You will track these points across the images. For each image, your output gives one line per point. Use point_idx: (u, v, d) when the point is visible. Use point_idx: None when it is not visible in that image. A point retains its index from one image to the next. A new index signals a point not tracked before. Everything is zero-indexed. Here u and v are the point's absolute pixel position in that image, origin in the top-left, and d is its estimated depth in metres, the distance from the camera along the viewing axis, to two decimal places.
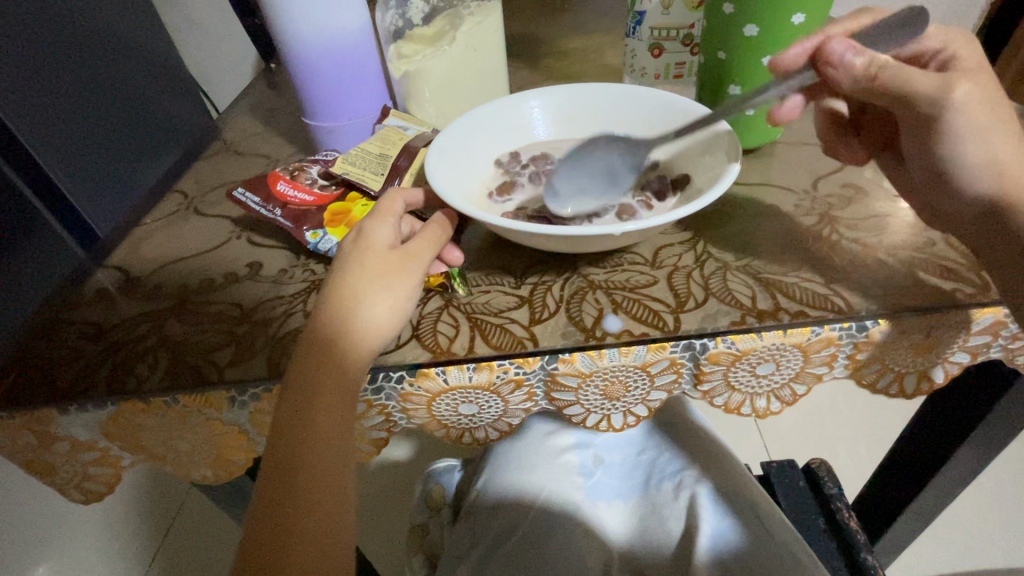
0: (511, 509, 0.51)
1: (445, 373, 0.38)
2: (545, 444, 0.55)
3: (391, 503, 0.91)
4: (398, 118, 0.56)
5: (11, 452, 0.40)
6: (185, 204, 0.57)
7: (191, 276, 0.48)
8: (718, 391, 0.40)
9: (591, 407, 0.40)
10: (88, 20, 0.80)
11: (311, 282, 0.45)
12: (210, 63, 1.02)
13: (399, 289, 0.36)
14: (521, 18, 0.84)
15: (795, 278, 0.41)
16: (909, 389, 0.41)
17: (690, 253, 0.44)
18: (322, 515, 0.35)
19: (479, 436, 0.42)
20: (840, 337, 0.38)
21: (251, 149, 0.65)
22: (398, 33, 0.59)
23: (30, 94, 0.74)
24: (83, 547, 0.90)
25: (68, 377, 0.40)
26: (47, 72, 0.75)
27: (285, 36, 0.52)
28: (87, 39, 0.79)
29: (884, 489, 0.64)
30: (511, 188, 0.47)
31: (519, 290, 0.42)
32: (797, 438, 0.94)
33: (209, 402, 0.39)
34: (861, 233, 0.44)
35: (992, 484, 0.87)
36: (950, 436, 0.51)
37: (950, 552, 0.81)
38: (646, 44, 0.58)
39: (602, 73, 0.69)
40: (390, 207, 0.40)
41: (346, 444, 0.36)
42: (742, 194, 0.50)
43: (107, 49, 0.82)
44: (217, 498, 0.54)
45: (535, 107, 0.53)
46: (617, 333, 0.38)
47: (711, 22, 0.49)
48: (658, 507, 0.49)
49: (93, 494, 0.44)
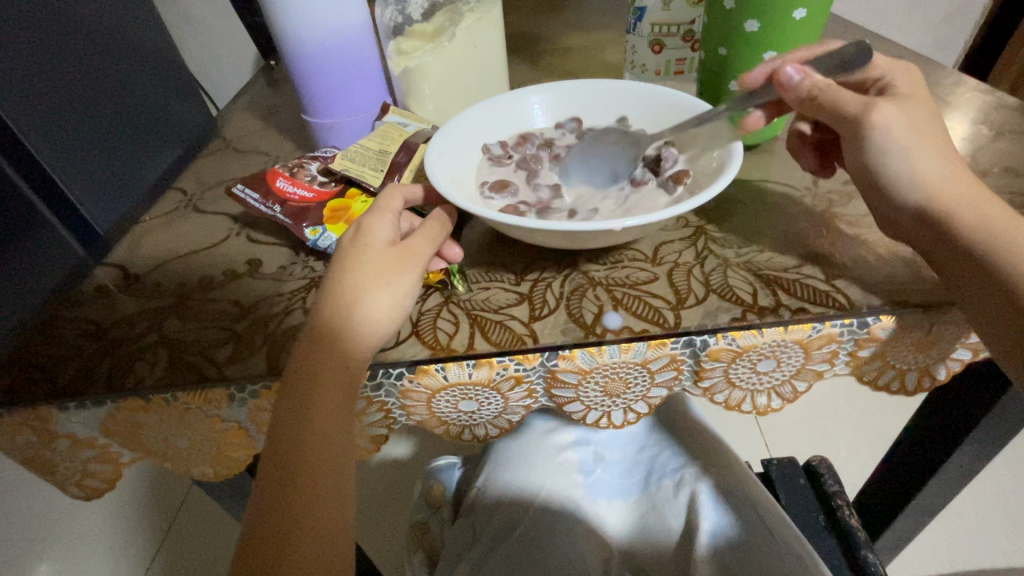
0: (511, 508, 0.51)
1: (445, 369, 0.38)
2: (545, 441, 0.55)
3: (391, 501, 0.91)
4: (396, 114, 0.56)
5: (11, 449, 0.40)
6: (185, 202, 0.57)
7: (191, 273, 0.48)
8: (719, 388, 0.40)
9: (591, 404, 0.40)
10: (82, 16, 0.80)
11: (311, 279, 0.45)
12: (209, 61, 1.02)
13: (398, 285, 0.36)
14: (522, 15, 0.84)
15: (795, 274, 0.40)
16: (911, 386, 0.41)
17: (691, 249, 0.44)
18: (322, 512, 0.34)
19: (478, 433, 0.42)
20: (841, 334, 0.37)
21: (251, 146, 0.65)
22: (398, 29, 0.58)
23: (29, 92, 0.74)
24: (83, 545, 0.90)
25: (67, 373, 0.40)
26: (41, 69, 0.76)
27: (284, 32, 0.51)
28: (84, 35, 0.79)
29: (884, 486, 0.64)
30: (510, 187, 0.46)
31: (519, 286, 0.42)
32: (797, 436, 0.93)
33: (209, 399, 0.39)
34: (861, 229, 0.44)
35: (992, 481, 0.86)
36: (951, 433, 0.51)
37: (951, 550, 0.81)
38: (647, 40, 0.58)
39: (602, 69, 0.69)
40: (389, 204, 0.40)
41: (346, 442, 0.36)
42: (742, 191, 0.50)
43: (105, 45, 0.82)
44: (217, 495, 0.54)
45: (535, 104, 0.53)
46: (618, 329, 0.38)
47: (713, 18, 0.49)
48: (658, 506, 0.49)
49: (92, 490, 0.44)
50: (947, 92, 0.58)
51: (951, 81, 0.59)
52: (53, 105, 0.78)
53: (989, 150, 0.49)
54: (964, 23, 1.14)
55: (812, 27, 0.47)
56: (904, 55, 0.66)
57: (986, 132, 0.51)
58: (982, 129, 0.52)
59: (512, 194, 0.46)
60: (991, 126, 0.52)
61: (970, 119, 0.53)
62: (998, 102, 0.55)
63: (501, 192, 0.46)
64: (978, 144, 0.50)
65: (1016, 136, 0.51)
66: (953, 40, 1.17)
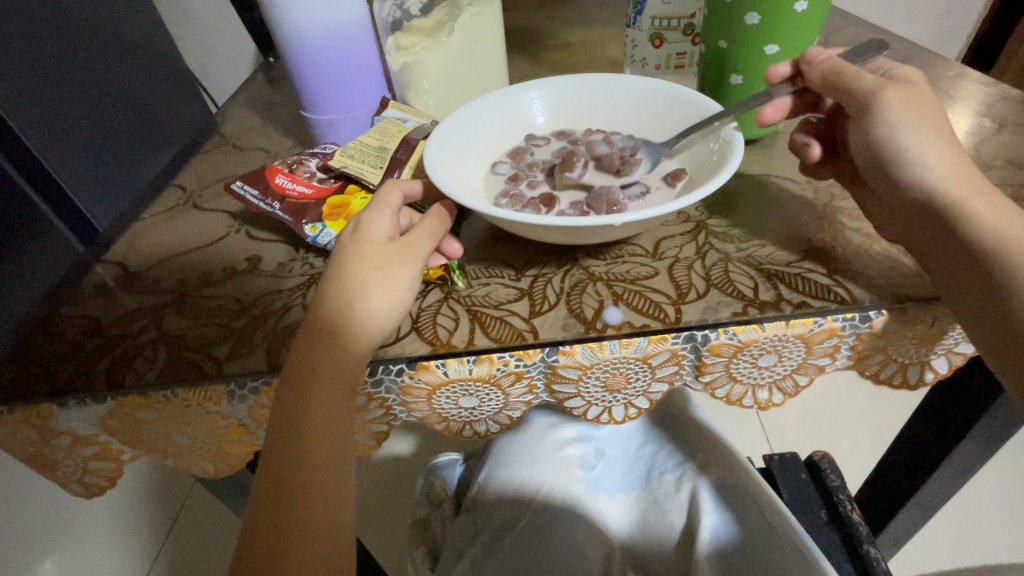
0: (513, 505, 0.51)
1: (445, 366, 0.37)
2: (545, 437, 0.55)
3: (393, 496, 0.91)
4: (395, 110, 0.56)
5: (11, 446, 0.40)
6: (185, 199, 0.57)
7: (192, 270, 0.48)
8: (720, 382, 0.40)
9: (592, 400, 0.40)
10: (70, 16, 0.81)
11: (311, 275, 0.45)
12: (208, 58, 1.02)
13: (396, 281, 0.36)
14: (521, 10, 0.83)
15: (797, 269, 0.40)
16: (913, 380, 0.41)
17: (691, 244, 0.44)
18: (323, 509, 0.34)
19: (479, 429, 0.42)
20: (843, 328, 0.37)
21: (250, 143, 0.65)
22: (396, 25, 0.58)
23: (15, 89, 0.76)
24: (87, 544, 0.90)
25: (67, 371, 0.40)
26: (27, 67, 0.77)
27: (281, 29, 0.51)
28: (64, 32, 0.81)
29: (887, 481, 0.64)
30: (576, 160, 0.45)
31: (519, 282, 0.42)
32: (800, 431, 0.93)
33: (208, 396, 0.39)
34: (864, 222, 0.44)
35: (994, 476, 0.86)
36: (954, 428, 0.51)
37: (953, 546, 0.81)
38: (647, 34, 0.57)
39: (602, 63, 0.69)
40: (387, 200, 0.40)
41: (345, 439, 0.36)
42: (742, 186, 0.50)
43: (92, 43, 0.84)
44: (220, 493, 0.54)
45: (535, 99, 0.52)
46: (618, 325, 0.38)
47: (715, 10, 0.48)
48: (661, 501, 0.49)
49: (94, 487, 0.44)
50: (950, 84, 0.57)
51: (953, 73, 0.59)
52: (42, 103, 0.79)
53: (992, 142, 0.49)
54: (968, 16, 1.14)
55: (810, 21, 0.47)
56: (906, 47, 0.65)
57: (990, 125, 0.51)
58: (986, 121, 0.52)
59: (579, 174, 0.45)
60: (994, 119, 0.52)
61: (973, 112, 0.53)
62: (1001, 94, 0.55)
63: (569, 175, 0.44)
64: (982, 137, 0.50)
65: (1019, 128, 0.50)
66: (957, 32, 1.17)
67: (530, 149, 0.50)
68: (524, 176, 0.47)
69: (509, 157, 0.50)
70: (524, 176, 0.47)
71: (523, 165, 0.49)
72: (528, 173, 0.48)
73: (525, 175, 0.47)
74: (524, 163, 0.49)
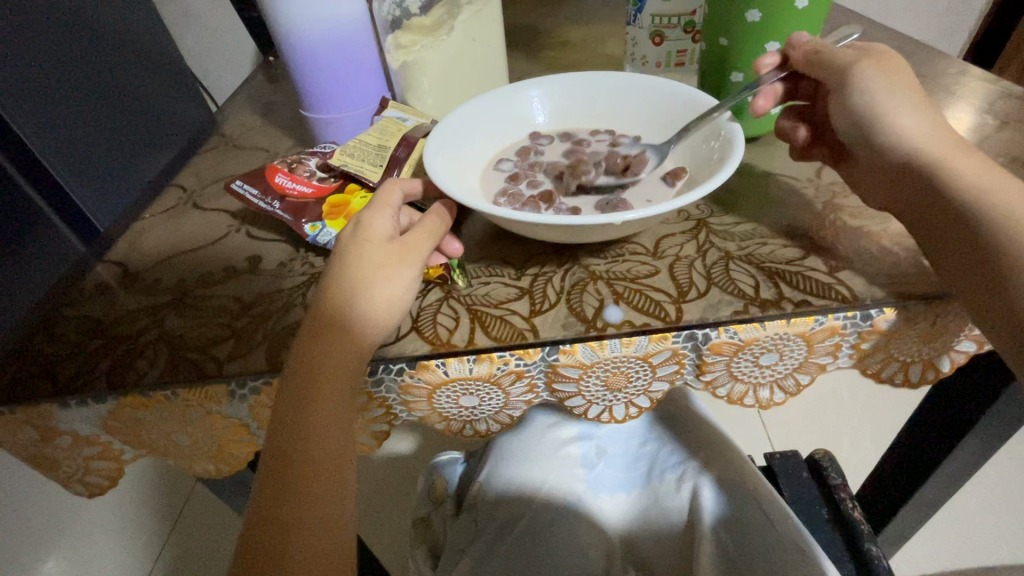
0: (514, 503, 0.51)
1: (445, 365, 0.37)
2: (545, 437, 0.55)
3: (394, 494, 0.92)
4: (395, 109, 0.55)
5: (13, 445, 0.40)
6: (185, 199, 0.57)
7: (191, 271, 0.48)
8: (722, 381, 0.40)
9: (592, 399, 0.40)
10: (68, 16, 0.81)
11: (311, 275, 0.45)
12: (209, 58, 1.02)
13: (395, 282, 0.36)
14: (521, 8, 0.83)
15: (798, 267, 0.40)
16: (915, 378, 0.41)
17: (692, 243, 0.44)
18: (322, 508, 0.34)
19: (480, 428, 0.42)
20: (844, 326, 0.37)
21: (250, 142, 0.65)
22: (395, 23, 0.57)
23: (15, 90, 0.76)
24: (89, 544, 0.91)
25: (68, 370, 0.40)
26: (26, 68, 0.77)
27: (281, 28, 0.51)
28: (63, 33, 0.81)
29: (888, 479, 0.64)
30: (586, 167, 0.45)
31: (519, 281, 0.42)
32: (801, 430, 0.93)
33: (210, 396, 0.39)
34: (864, 220, 0.44)
35: (996, 477, 0.86)
36: (957, 426, 0.51)
37: (954, 545, 0.80)
38: (648, 32, 0.57)
39: (603, 61, 0.69)
40: (387, 199, 0.40)
41: (346, 438, 0.36)
42: (744, 184, 0.50)
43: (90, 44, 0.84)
44: (221, 493, 0.55)
45: (535, 97, 0.52)
46: (619, 323, 0.38)
47: (714, 8, 0.48)
48: (663, 499, 0.49)
49: (95, 487, 0.44)
50: (952, 82, 0.57)
51: (955, 71, 0.59)
52: (41, 104, 0.79)
53: (994, 140, 0.49)
54: (968, 13, 1.14)
55: (810, 18, 0.46)
56: (908, 44, 0.65)
57: (992, 122, 0.51)
58: (988, 118, 0.51)
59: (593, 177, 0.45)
60: (996, 116, 0.52)
61: (975, 109, 0.53)
62: (1004, 91, 0.55)
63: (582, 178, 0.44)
64: (982, 134, 0.49)
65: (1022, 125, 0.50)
66: (958, 29, 1.17)
67: (535, 147, 0.50)
68: (528, 173, 0.47)
69: (516, 154, 0.50)
70: (529, 175, 0.47)
71: (527, 163, 0.49)
72: (531, 169, 0.48)
73: (526, 174, 0.47)
74: (529, 159, 0.49)
